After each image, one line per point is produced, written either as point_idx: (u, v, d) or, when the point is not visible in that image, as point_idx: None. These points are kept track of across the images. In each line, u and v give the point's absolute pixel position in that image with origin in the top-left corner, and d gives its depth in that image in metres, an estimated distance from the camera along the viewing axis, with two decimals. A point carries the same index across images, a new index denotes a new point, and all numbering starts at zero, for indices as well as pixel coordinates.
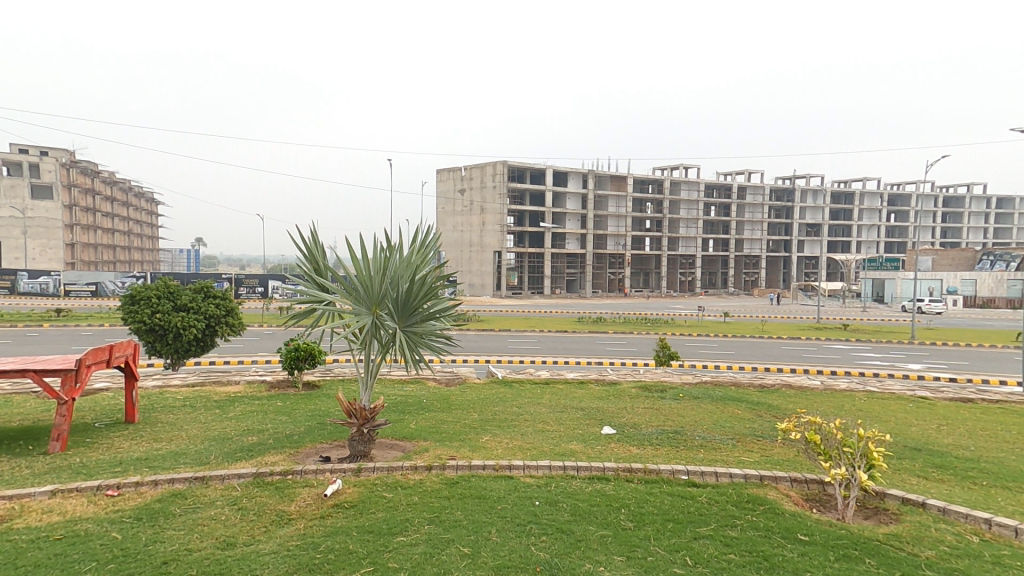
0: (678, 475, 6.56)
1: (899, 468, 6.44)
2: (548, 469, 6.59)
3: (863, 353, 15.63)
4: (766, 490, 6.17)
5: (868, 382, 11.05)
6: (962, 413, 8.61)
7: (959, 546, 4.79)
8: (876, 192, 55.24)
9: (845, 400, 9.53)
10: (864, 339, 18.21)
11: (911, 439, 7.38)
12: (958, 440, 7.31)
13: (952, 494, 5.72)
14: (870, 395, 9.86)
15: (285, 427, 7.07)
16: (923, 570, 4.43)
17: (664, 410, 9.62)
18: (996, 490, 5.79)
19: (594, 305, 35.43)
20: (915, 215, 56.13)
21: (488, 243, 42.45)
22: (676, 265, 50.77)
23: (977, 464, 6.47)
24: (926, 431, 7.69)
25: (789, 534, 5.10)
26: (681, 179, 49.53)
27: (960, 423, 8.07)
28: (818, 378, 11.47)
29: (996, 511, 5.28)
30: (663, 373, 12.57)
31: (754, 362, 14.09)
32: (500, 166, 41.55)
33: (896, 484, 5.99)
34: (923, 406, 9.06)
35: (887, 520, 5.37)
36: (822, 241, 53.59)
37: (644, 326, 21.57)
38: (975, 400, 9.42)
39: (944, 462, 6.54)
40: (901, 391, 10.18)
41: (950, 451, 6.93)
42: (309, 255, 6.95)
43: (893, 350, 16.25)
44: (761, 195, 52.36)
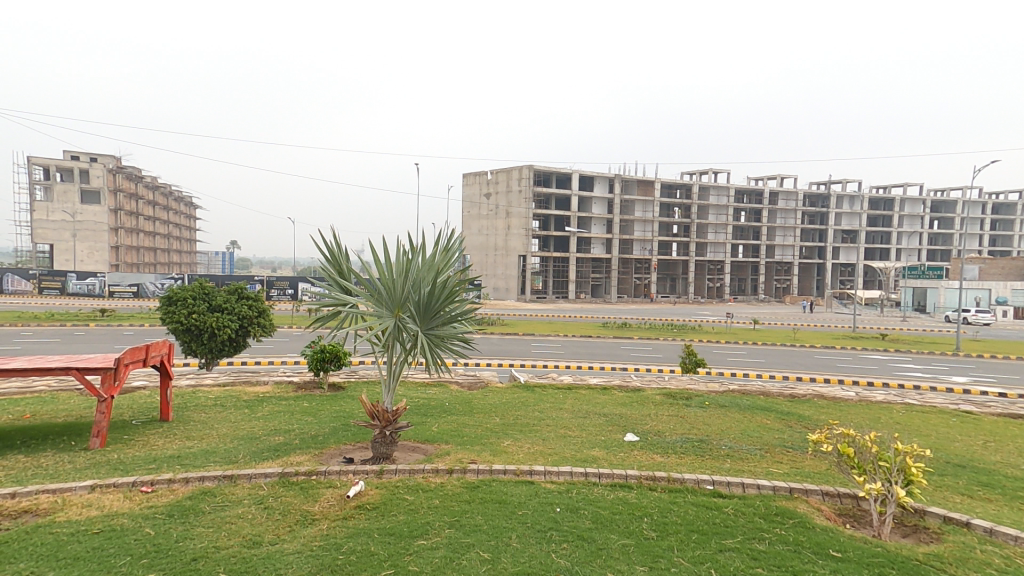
0: (703, 484, 6.43)
1: (939, 486, 6.16)
2: (568, 475, 6.56)
3: (901, 364, 15.04)
4: (795, 503, 6.00)
5: (906, 395, 10.60)
6: (1009, 429, 8.18)
7: (1006, 570, 4.55)
8: (918, 198, 53.21)
9: (881, 412, 9.17)
10: (902, 349, 17.56)
11: (952, 456, 7.05)
12: (1005, 458, 6.94)
13: (996, 514, 5.44)
14: (909, 408, 9.46)
15: (311, 427, 7.22)
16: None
17: (689, 418, 9.45)
18: None
19: (621, 311, 35.06)
20: (959, 222, 53.79)
21: (513, 247, 42.54)
22: (704, 270, 49.89)
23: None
24: (970, 447, 7.34)
25: (820, 549, 4.94)
26: (711, 184, 48.62)
27: (1006, 440, 7.68)
28: (853, 390, 11.08)
29: None
30: (689, 381, 12.35)
31: (785, 371, 13.70)
32: (526, 171, 41.61)
33: (936, 502, 5.73)
34: (966, 421, 8.63)
35: (928, 539, 5.13)
36: (858, 248, 51.86)
37: (670, 332, 21.23)
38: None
39: (991, 481, 6.22)
40: (942, 404, 9.73)
41: (996, 469, 6.59)
42: (332, 257, 7.06)
43: (935, 361, 15.58)
44: (794, 200, 50.97)
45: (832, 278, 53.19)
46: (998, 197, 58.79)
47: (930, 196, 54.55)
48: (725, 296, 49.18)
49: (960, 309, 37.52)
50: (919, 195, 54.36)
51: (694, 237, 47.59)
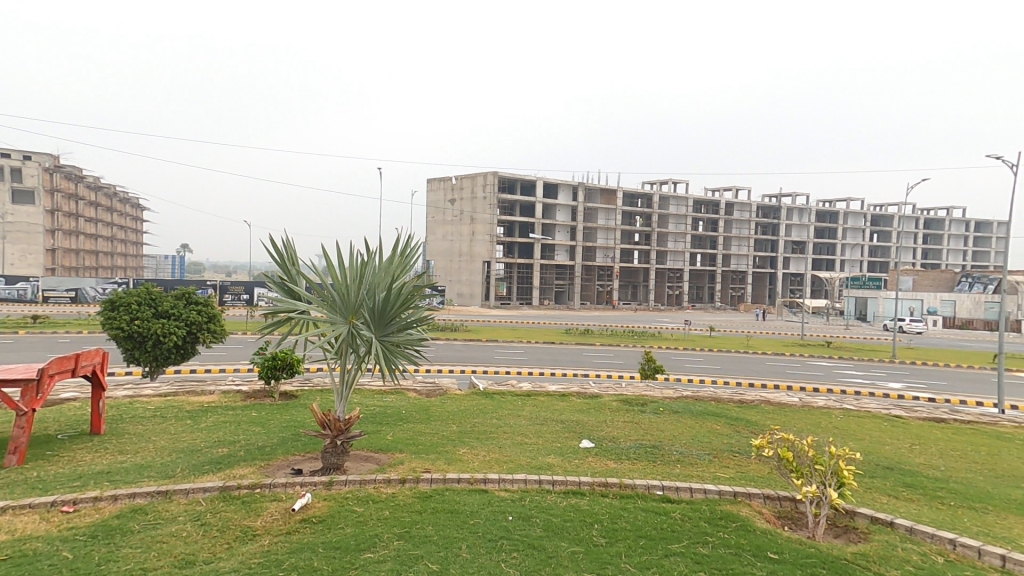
0: (653, 490, 6.57)
1: (870, 487, 6.48)
2: (522, 483, 6.59)
3: (844, 370, 15.77)
4: (739, 507, 6.20)
5: (845, 400, 11.15)
6: (933, 433, 8.69)
7: (922, 566, 4.82)
8: (860, 211, 56.19)
9: (821, 417, 9.60)
10: (845, 356, 18.44)
11: (883, 458, 7.43)
12: (928, 460, 7.37)
13: (919, 513, 5.76)
14: (847, 413, 9.95)
15: (258, 438, 7.03)
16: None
17: (644, 423, 9.65)
18: (962, 510, 5.85)
19: (581, 318, 35.58)
20: (897, 235, 57.13)
21: (477, 253, 42.49)
22: (665, 279, 51.09)
23: (946, 484, 6.53)
24: (898, 450, 7.78)
25: (759, 552, 5.12)
26: (671, 195, 49.92)
27: (931, 443, 8.16)
28: (797, 395, 11.55)
29: (962, 532, 5.29)
30: (645, 387, 12.62)
31: (737, 377, 14.16)
32: (491, 178, 41.76)
33: (865, 503, 6.03)
34: (897, 424, 9.14)
35: (856, 539, 5.39)
36: (807, 258, 54.26)
37: (630, 338, 21.63)
38: (947, 420, 9.53)
39: (914, 481, 6.60)
40: (876, 409, 10.29)
41: (919, 470, 7.00)
42: (281, 261, 6.92)
43: (874, 367, 16.42)
44: (749, 211, 52.97)
45: (785, 287, 55.28)
46: (933, 213, 62.77)
47: (872, 211, 57.69)
48: (684, 303, 50.51)
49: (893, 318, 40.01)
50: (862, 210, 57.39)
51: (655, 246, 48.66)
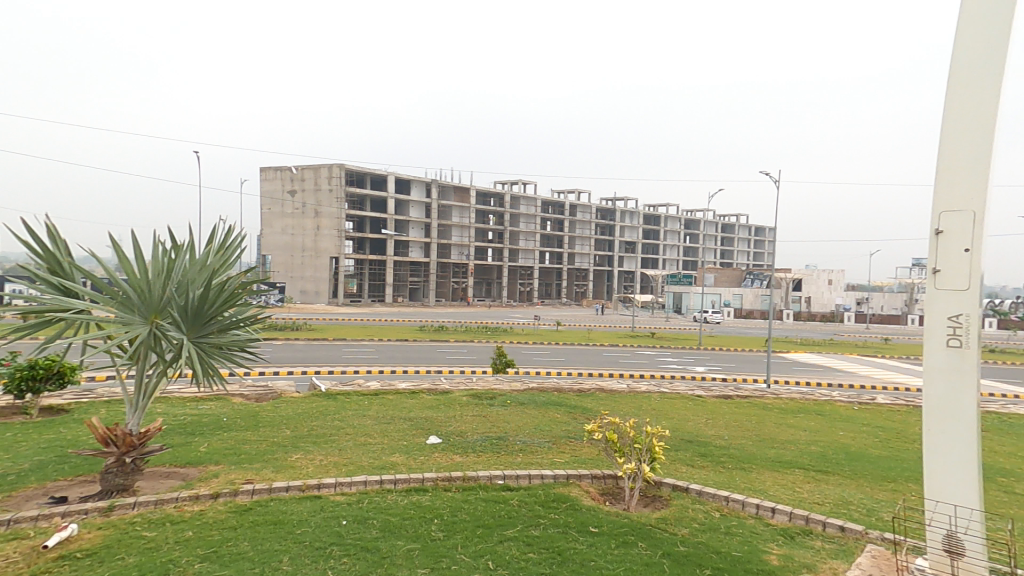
0: (494, 480, 6.70)
1: (675, 459, 7.39)
2: (362, 485, 6.24)
3: (665, 357, 17.95)
4: (570, 488, 6.60)
5: (662, 384, 12.68)
6: (722, 408, 10.26)
7: (704, 522, 5.54)
8: (678, 217, 64.84)
9: (644, 401, 10.76)
10: (666, 344, 21.00)
11: (687, 432, 8.54)
12: (717, 431, 8.66)
13: (710, 477, 6.71)
14: (662, 395, 11.30)
15: (2, 466, 5.65)
16: (677, 546, 4.96)
17: (492, 416, 9.86)
18: (735, 471, 6.94)
19: (434, 314, 35.70)
20: (703, 239, 67.16)
21: (322, 248, 39.96)
22: (517, 276, 53.51)
23: (728, 451, 7.70)
24: (696, 424, 9.00)
25: (583, 527, 5.47)
26: (522, 196, 52.21)
27: (721, 416, 9.62)
28: (625, 382, 12.83)
29: (734, 489, 6.23)
30: (495, 381, 12.94)
31: (580, 367, 15.28)
32: (336, 170, 39.66)
33: (670, 473, 6.84)
34: (699, 402, 10.63)
35: (660, 506, 6.06)
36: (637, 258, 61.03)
37: (484, 334, 22.16)
38: (731, 397, 11.35)
39: (707, 451, 7.68)
40: (684, 390, 11.88)
41: (710, 441, 8.18)
42: (49, 254, 5.66)
43: (688, 354, 18.94)
44: (590, 214, 57.75)
45: (619, 283, 61.33)
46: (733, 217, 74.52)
47: (688, 216, 66.64)
48: (535, 300, 53.39)
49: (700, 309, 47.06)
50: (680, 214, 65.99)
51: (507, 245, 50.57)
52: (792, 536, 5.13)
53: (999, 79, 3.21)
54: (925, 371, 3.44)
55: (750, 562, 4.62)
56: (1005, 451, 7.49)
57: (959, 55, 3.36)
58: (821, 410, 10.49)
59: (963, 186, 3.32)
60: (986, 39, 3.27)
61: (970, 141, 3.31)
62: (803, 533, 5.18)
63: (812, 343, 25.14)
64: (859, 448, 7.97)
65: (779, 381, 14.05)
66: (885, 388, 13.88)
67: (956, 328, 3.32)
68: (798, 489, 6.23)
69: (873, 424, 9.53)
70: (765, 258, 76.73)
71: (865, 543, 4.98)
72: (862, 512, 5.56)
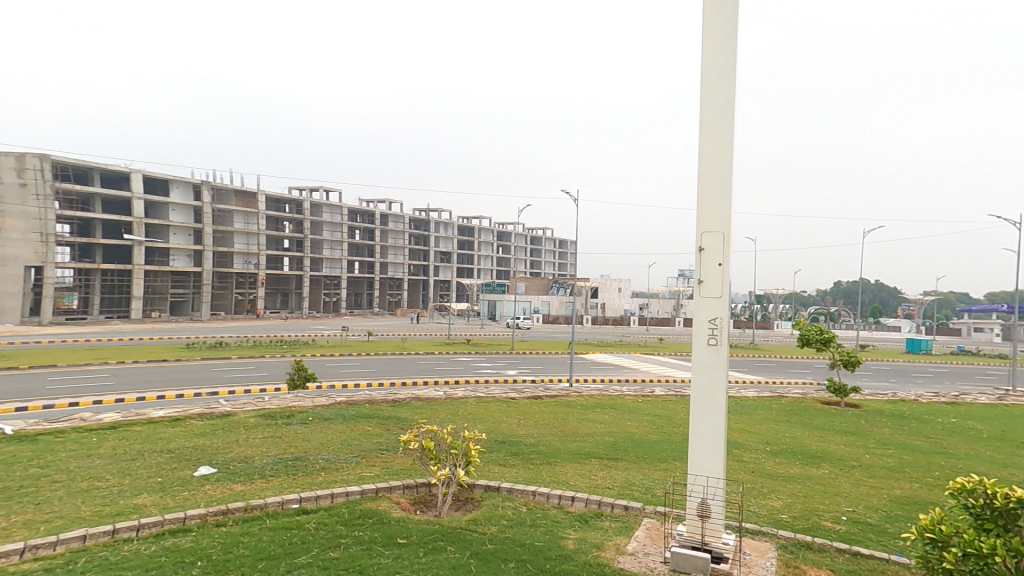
0: (287, 504, 5.98)
1: (488, 460, 7.58)
2: (84, 539, 4.99)
3: (480, 363, 18.61)
4: (378, 502, 6.24)
5: (478, 389, 13.04)
6: (535, 408, 11.00)
7: (513, 518, 5.65)
8: (490, 228, 68.37)
9: (460, 406, 10.91)
10: (482, 351, 21.81)
11: (499, 434, 8.86)
12: (528, 431, 9.18)
13: (518, 475, 7.01)
14: (479, 400, 11.60)
15: None
16: (484, 545, 4.89)
17: (287, 436, 8.90)
18: (545, 465, 7.40)
19: (217, 329, 31.47)
20: (513, 249, 72.07)
21: (17, 255, 32.46)
22: (319, 286, 50.46)
23: (538, 448, 8.20)
24: (510, 426, 9.42)
25: (389, 541, 5.13)
26: (320, 202, 49.67)
27: (530, 416, 10.26)
28: (441, 389, 12.86)
29: (541, 483, 6.61)
30: (293, 398, 11.74)
31: (392, 377, 14.87)
32: (36, 162, 32.64)
33: (484, 474, 6.99)
34: (512, 405, 11.21)
35: (471, 508, 6.10)
36: (451, 267, 62.56)
37: (278, 348, 20.21)
38: (542, 397, 12.24)
39: (519, 450, 8.05)
40: (499, 394, 12.40)
41: (521, 440, 8.62)
42: None
43: (504, 360, 19.96)
44: (402, 224, 57.18)
45: (434, 292, 61.76)
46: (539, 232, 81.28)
47: (498, 229, 70.63)
48: (341, 310, 50.84)
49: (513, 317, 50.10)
50: (492, 227, 69.59)
51: (308, 252, 47.23)
52: (587, 520, 5.52)
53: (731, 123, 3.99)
54: (693, 367, 4.03)
55: (549, 551, 4.66)
56: (746, 428, 9.48)
57: (706, 103, 4.09)
58: (613, 404, 11.92)
59: (715, 210, 4.02)
60: (722, 91, 4.03)
61: (717, 173, 4.03)
62: (594, 516, 5.64)
63: (607, 346, 28.71)
64: (643, 434, 9.24)
65: (579, 380, 15.64)
66: (662, 381, 16.52)
67: (714, 330, 3.96)
68: (593, 477, 6.89)
69: (652, 413, 11.16)
70: (568, 269, 85.38)
71: (641, 518, 5.65)
72: (642, 491, 6.36)
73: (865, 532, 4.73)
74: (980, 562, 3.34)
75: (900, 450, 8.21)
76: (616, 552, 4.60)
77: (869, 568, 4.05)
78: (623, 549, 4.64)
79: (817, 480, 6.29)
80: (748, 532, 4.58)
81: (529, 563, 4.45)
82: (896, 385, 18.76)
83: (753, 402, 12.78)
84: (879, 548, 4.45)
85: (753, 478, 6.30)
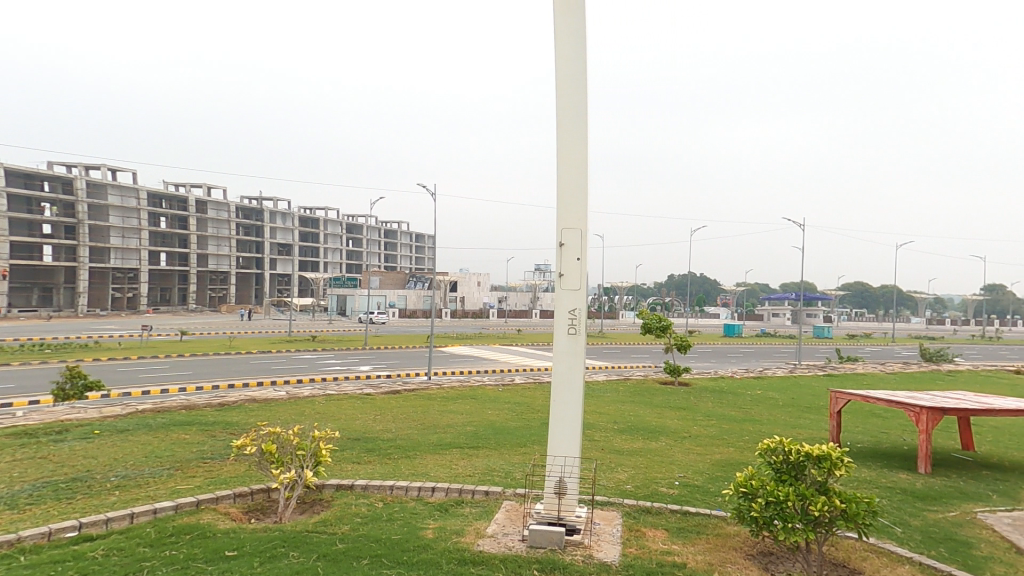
0: (62, 534, 4.80)
1: (341, 460, 7.24)
2: None
3: (327, 360, 17.92)
4: (200, 515, 5.34)
5: (328, 386, 12.49)
6: (392, 402, 10.88)
7: (370, 514, 5.24)
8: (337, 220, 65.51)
9: (306, 405, 10.36)
10: (328, 347, 20.98)
11: (354, 432, 8.53)
12: (385, 425, 9.03)
13: (375, 472, 6.77)
14: (328, 398, 11.11)
15: None
16: (333, 545, 4.39)
17: (62, 454, 7.44)
18: (401, 459, 7.31)
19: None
20: (366, 243, 69.38)
21: None
22: (109, 279, 45.00)
23: (396, 442, 8.10)
24: (365, 422, 9.16)
25: (213, 556, 4.33)
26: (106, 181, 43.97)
27: (388, 411, 10.08)
28: (284, 389, 12.08)
29: (399, 476, 6.49)
30: (76, 410, 9.99)
31: (216, 379, 13.56)
32: None
33: (335, 474, 6.66)
34: (366, 400, 10.98)
35: (320, 509, 5.64)
36: (290, 260, 59.03)
37: (45, 354, 17.30)
38: (400, 391, 12.15)
39: (374, 446, 7.87)
40: (352, 390, 12.03)
41: (379, 435, 8.45)
42: None
43: (352, 355, 19.33)
44: (224, 211, 52.74)
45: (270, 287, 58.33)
46: (397, 226, 79.59)
47: (347, 221, 67.69)
48: (144, 309, 44.92)
49: (366, 311, 48.97)
50: (340, 219, 66.78)
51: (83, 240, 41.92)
52: (447, 508, 5.40)
53: (584, 127, 4.30)
54: (554, 354, 4.29)
55: (407, 542, 4.38)
56: (597, 409, 10.39)
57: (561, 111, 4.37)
58: (476, 394, 12.16)
59: (572, 208, 4.31)
60: (574, 96, 4.32)
61: (574, 176, 4.33)
62: (456, 504, 5.53)
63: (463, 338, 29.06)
64: (502, 422, 9.59)
65: (438, 373, 15.69)
66: (521, 370, 17.36)
67: (573, 319, 4.25)
68: (454, 466, 6.95)
69: (512, 401, 11.59)
70: (426, 263, 84.95)
71: (501, 501, 5.69)
72: (503, 475, 6.56)
73: (693, 493, 5.46)
74: (778, 508, 4.07)
75: (720, 420, 9.62)
76: (475, 536, 4.49)
77: (695, 523, 4.70)
78: (483, 533, 4.56)
79: (654, 451, 7.10)
80: (599, 504, 5.02)
81: (385, 556, 4.13)
82: (715, 364, 22.12)
83: (603, 385, 14.08)
84: (704, 505, 5.17)
85: (602, 454, 6.92)
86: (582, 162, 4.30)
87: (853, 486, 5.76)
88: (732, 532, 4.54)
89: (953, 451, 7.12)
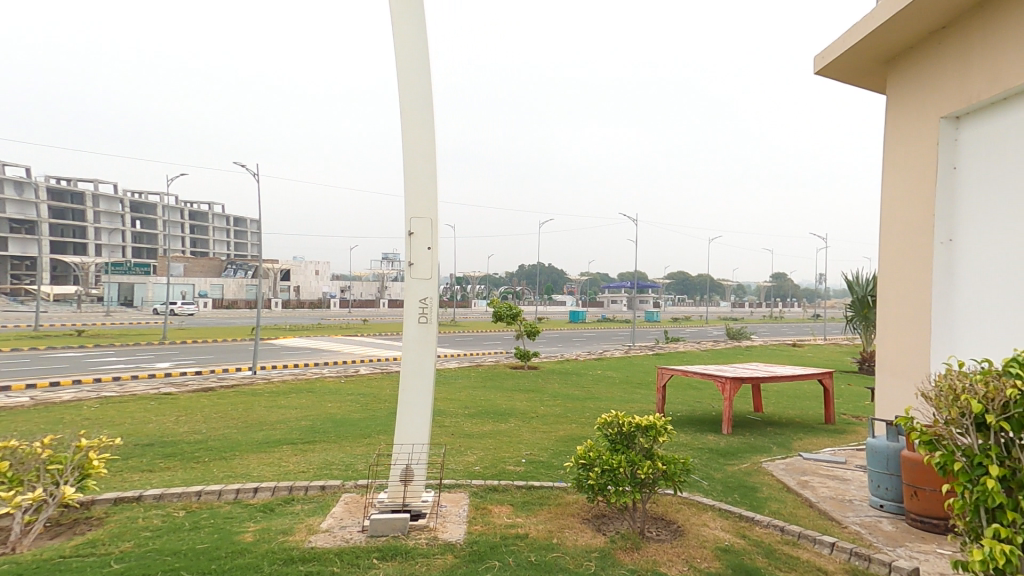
0: None
1: (125, 469, 6.27)
2: None
3: (110, 360, 15.89)
4: None
5: (105, 389, 11.37)
6: (196, 401, 10.08)
7: (162, 526, 4.53)
8: (113, 198, 61.44)
9: (72, 412, 9.07)
10: (107, 346, 18.66)
11: (146, 437, 7.65)
12: (192, 427, 8.22)
13: (173, 477, 5.96)
14: (105, 401, 9.96)
15: None
16: (106, 567, 3.77)
17: None
18: (211, 461, 6.61)
19: None
20: (154, 225, 66.15)
21: None
22: None
23: (204, 444, 7.37)
24: (164, 426, 8.23)
25: None
26: None
27: (195, 411, 9.31)
28: (33, 394, 10.70)
29: (208, 480, 5.85)
30: None
31: None
32: None
33: (112, 487, 5.63)
34: (163, 401, 10.01)
35: (87, 529, 4.58)
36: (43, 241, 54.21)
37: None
38: (211, 389, 11.40)
39: (173, 450, 7.05)
40: (144, 391, 11.07)
41: (181, 438, 7.63)
42: None
43: (136, 354, 17.19)
44: None
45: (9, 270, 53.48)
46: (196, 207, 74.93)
47: (128, 201, 64.11)
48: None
49: (168, 300, 48.32)
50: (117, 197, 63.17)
51: None
52: (272, 508, 4.98)
53: (432, 119, 4.32)
54: (403, 343, 4.29)
55: (217, 550, 4.01)
56: (449, 396, 10.58)
57: (404, 100, 4.31)
58: (313, 386, 11.79)
59: (420, 196, 4.28)
60: (419, 87, 4.31)
61: (421, 166, 4.30)
62: (283, 502, 5.15)
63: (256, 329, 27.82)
64: (344, 414, 9.32)
65: (267, 366, 14.93)
66: (366, 360, 17.17)
67: (424, 309, 4.29)
68: (284, 463, 6.52)
69: (360, 392, 11.40)
70: (241, 249, 82.06)
71: (340, 495, 5.39)
72: (343, 468, 6.31)
73: (538, 468, 5.87)
74: (611, 474, 4.57)
75: (578, 400, 10.33)
76: (306, 532, 4.30)
77: (539, 495, 5.08)
78: (316, 529, 4.37)
79: (502, 433, 7.46)
80: (446, 488, 5.18)
81: (185, 569, 3.72)
82: (563, 348, 23.86)
83: (457, 372, 14.45)
84: (547, 478, 5.59)
85: (453, 439, 7.11)
86: (431, 153, 4.29)
87: (673, 450, 6.66)
88: (571, 500, 4.99)
89: (747, 413, 8.62)
